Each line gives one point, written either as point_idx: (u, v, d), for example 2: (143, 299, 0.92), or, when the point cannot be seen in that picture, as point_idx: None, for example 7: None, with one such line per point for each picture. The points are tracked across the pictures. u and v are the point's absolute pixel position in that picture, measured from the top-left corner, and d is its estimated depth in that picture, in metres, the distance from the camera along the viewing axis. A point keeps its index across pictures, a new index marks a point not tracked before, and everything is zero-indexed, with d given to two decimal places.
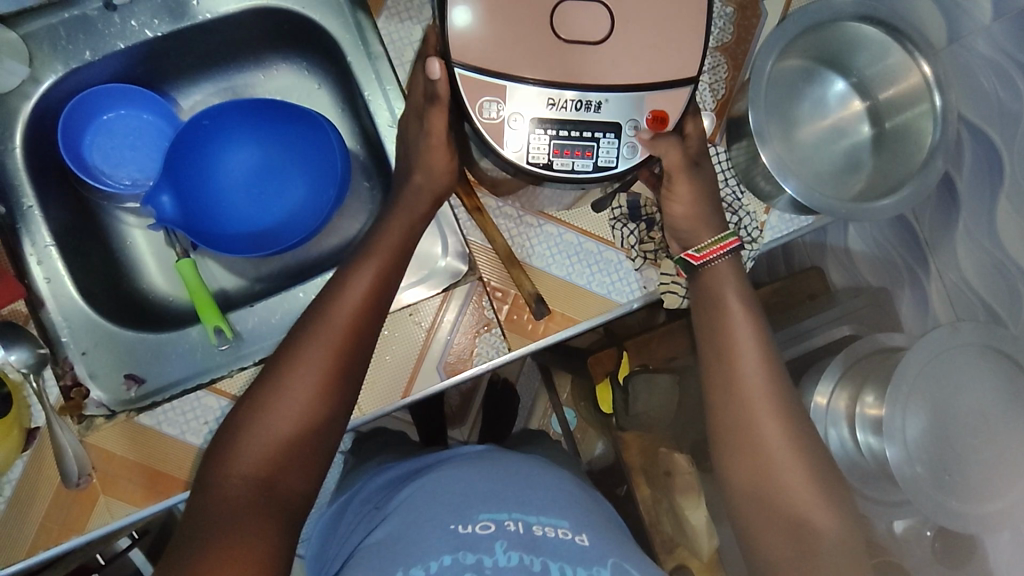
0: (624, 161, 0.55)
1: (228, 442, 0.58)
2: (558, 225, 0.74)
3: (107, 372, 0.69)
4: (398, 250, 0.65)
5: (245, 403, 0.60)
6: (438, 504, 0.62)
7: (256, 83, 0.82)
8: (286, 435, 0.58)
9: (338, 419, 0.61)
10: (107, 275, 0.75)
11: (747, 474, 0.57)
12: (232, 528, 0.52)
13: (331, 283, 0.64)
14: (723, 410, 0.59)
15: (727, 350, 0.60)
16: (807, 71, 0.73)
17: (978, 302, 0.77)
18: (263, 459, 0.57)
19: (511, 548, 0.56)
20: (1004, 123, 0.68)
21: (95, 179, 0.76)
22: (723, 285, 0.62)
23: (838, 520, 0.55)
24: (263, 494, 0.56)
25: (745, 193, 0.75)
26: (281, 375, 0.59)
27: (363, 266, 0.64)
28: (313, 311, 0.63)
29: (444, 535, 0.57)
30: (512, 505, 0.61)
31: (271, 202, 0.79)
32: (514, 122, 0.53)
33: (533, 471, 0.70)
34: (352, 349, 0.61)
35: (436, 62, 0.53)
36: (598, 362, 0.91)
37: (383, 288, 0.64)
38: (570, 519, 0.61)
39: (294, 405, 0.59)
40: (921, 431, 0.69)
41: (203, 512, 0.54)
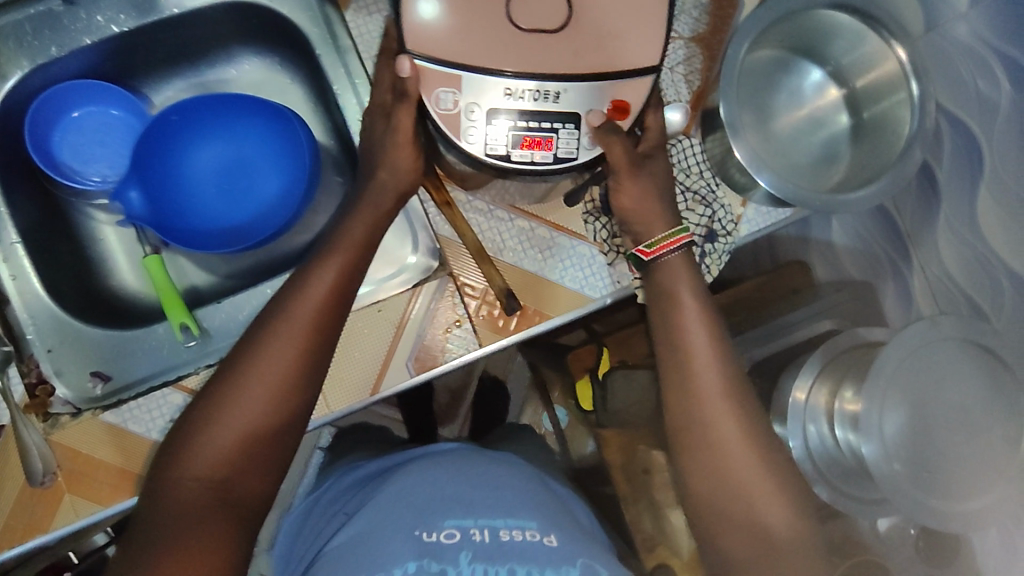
0: (585, 153, 0.53)
1: (183, 443, 0.56)
2: (529, 220, 0.73)
3: (74, 369, 0.68)
4: (361, 247, 0.64)
5: (202, 402, 0.58)
6: (403, 507, 0.61)
7: (229, 79, 0.81)
8: (245, 436, 0.56)
9: (300, 419, 0.60)
10: (76, 272, 0.74)
11: (706, 471, 0.56)
12: (187, 534, 0.51)
13: (292, 280, 0.62)
14: (685, 407, 0.58)
15: (695, 347, 0.58)
16: (782, 61, 0.72)
17: (962, 297, 0.76)
18: (220, 461, 0.55)
19: (475, 560, 0.56)
20: (982, 112, 0.66)
21: (65, 177, 0.75)
22: (676, 282, 0.61)
23: (799, 519, 0.54)
24: (219, 497, 0.54)
25: (720, 185, 0.73)
26: (241, 374, 0.58)
27: (324, 263, 0.62)
28: (274, 308, 0.61)
29: (409, 542, 0.57)
30: (479, 511, 0.61)
31: (242, 196, 0.78)
32: (471, 113, 0.52)
33: (502, 470, 0.69)
34: (315, 347, 0.60)
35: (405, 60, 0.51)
36: (577, 358, 0.95)
37: (347, 285, 0.62)
38: (539, 519, 0.61)
39: (250, 406, 0.57)
40: (899, 428, 0.67)
41: (156, 516, 0.53)
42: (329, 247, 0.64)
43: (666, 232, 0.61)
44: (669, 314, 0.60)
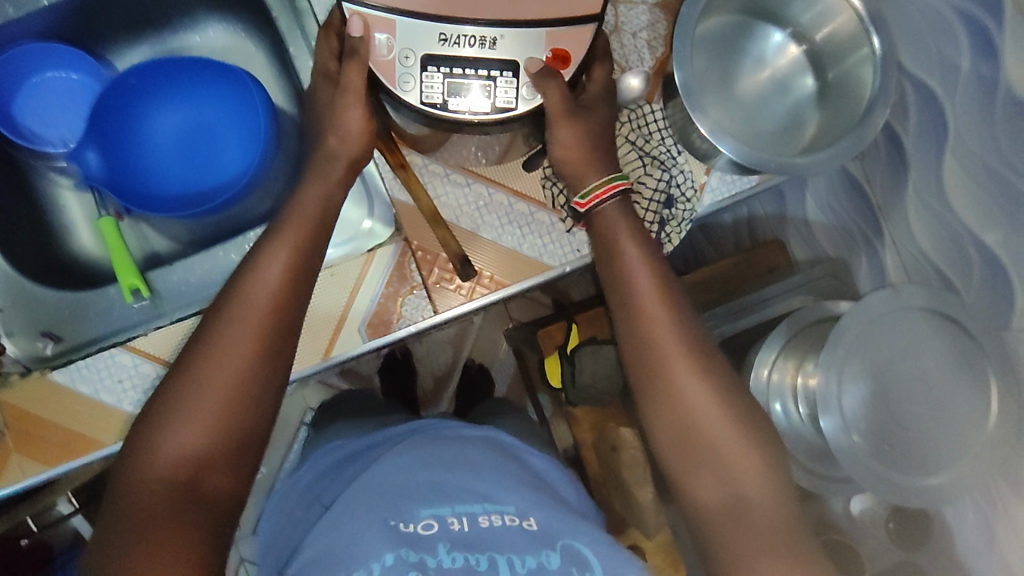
0: (524, 102, 0.53)
1: (142, 441, 0.51)
2: (487, 185, 0.72)
3: (24, 330, 0.68)
4: (320, 219, 0.59)
5: (159, 394, 0.53)
6: (374, 493, 0.56)
7: (193, 45, 0.81)
8: (207, 430, 0.51)
9: (267, 408, 0.54)
10: (36, 237, 0.75)
11: (668, 428, 0.55)
12: (150, 546, 0.45)
13: (249, 256, 0.57)
14: (638, 366, 0.56)
15: (648, 311, 0.55)
16: (740, 25, 0.71)
17: (932, 269, 0.73)
18: (183, 459, 0.50)
19: (454, 550, 0.52)
20: (945, 73, 0.64)
21: (26, 139, 0.75)
22: (616, 227, 0.58)
23: (754, 470, 0.52)
24: (186, 500, 0.49)
25: (682, 152, 0.71)
26: (197, 362, 0.52)
27: (283, 233, 0.58)
28: (228, 289, 0.56)
29: (383, 531, 0.52)
30: (454, 497, 0.57)
31: (203, 164, 0.78)
32: (406, 59, 0.52)
33: (476, 451, 0.63)
34: (278, 328, 0.55)
35: (356, 19, 0.51)
36: (547, 335, 0.92)
37: (307, 257, 0.58)
38: (518, 501, 0.57)
39: (213, 394, 0.52)
40: (860, 401, 0.65)
41: (114, 526, 0.47)
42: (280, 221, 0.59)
43: (597, 180, 0.57)
44: (624, 265, 0.56)
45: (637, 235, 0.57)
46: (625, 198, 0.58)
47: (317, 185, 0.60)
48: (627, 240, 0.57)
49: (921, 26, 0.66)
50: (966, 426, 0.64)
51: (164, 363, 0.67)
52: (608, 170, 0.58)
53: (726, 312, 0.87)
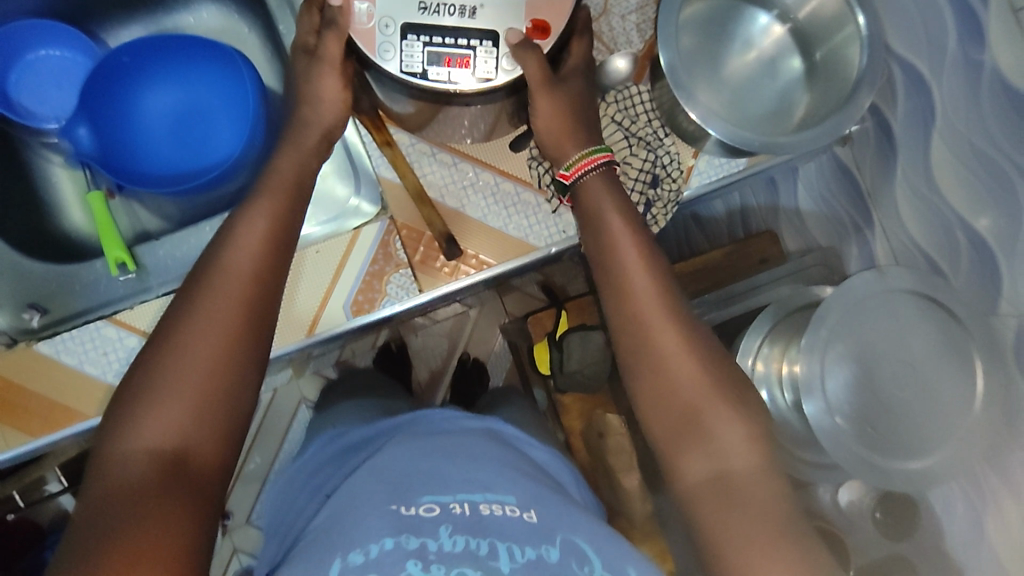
0: (504, 73, 0.53)
1: (122, 416, 0.49)
2: (474, 165, 0.72)
3: (10, 301, 0.69)
4: (296, 187, 0.59)
5: (138, 370, 0.51)
6: (377, 486, 0.56)
7: (186, 26, 0.82)
8: (191, 402, 0.50)
9: (250, 379, 0.53)
10: (27, 213, 0.76)
11: (650, 403, 0.54)
12: (137, 519, 0.44)
13: (223, 227, 0.57)
14: (626, 339, 0.55)
15: (631, 288, 0.55)
16: (726, 7, 0.71)
17: (921, 255, 0.73)
18: (168, 432, 0.49)
19: (456, 533, 0.51)
20: (931, 53, 0.64)
21: (20, 115, 0.76)
22: (598, 200, 0.58)
23: (738, 436, 0.51)
24: (172, 473, 0.47)
25: (668, 135, 0.71)
26: (177, 333, 0.51)
27: (260, 205, 0.57)
28: (204, 263, 0.55)
29: (383, 517, 0.52)
30: (456, 487, 0.56)
31: (195, 143, 0.79)
32: (386, 27, 0.52)
33: (477, 445, 0.63)
34: (260, 299, 0.54)
35: None
36: (538, 322, 0.92)
37: (287, 230, 0.57)
38: (518, 494, 0.56)
39: (196, 366, 0.50)
40: (843, 384, 0.64)
41: (97, 503, 0.45)
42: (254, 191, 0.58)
43: (579, 152, 0.59)
44: (613, 245, 0.56)
45: (622, 205, 0.57)
46: (607, 171, 0.59)
47: (293, 152, 0.60)
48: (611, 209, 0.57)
49: (907, 7, 0.66)
50: (950, 409, 0.64)
51: (142, 334, 0.67)
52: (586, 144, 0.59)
53: (715, 300, 0.87)
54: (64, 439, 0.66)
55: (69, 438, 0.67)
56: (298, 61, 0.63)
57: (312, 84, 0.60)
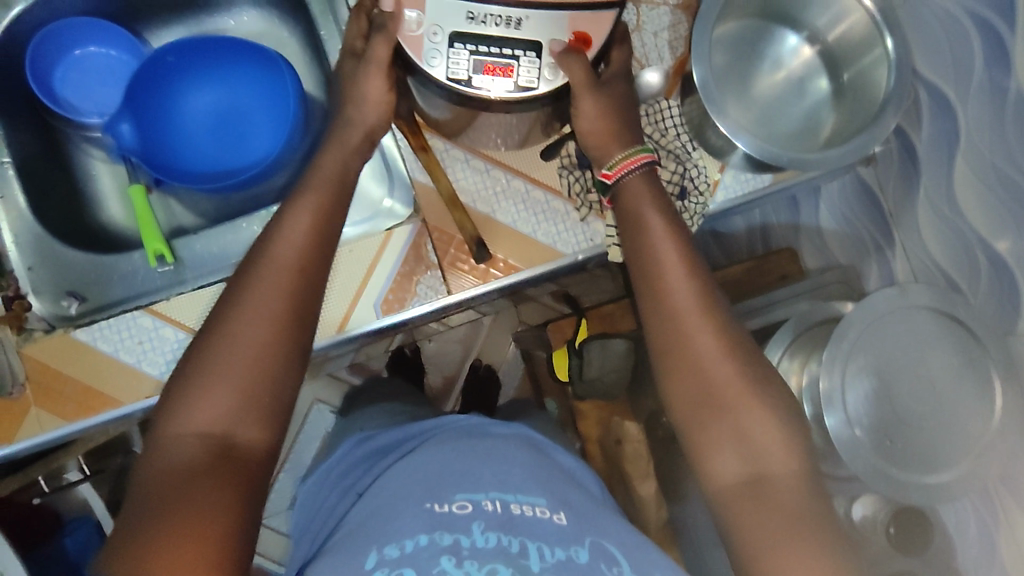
0: (546, 83, 0.55)
1: (175, 398, 0.54)
2: (506, 171, 0.74)
3: (50, 288, 0.70)
4: (338, 189, 0.61)
5: (191, 357, 0.55)
6: (412, 484, 0.58)
7: (228, 28, 0.84)
8: (239, 388, 0.54)
9: (295, 367, 0.56)
10: (67, 203, 0.77)
11: (685, 407, 0.55)
12: (188, 498, 0.48)
13: (271, 225, 0.59)
14: (659, 344, 0.56)
15: (664, 296, 0.56)
16: (758, 28, 0.73)
17: (942, 275, 0.74)
18: (218, 415, 0.53)
19: (488, 529, 0.53)
20: (957, 77, 0.65)
21: (64, 109, 0.79)
22: (639, 200, 0.59)
23: (772, 441, 0.53)
24: (220, 454, 0.52)
25: (697, 149, 0.73)
26: (226, 322, 0.55)
27: (304, 206, 0.60)
28: (253, 255, 0.58)
29: (420, 515, 0.54)
30: (489, 485, 0.58)
31: (233, 143, 0.81)
32: (434, 35, 0.54)
33: (511, 447, 0.65)
34: (304, 296, 0.57)
35: None
36: (558, 329, 0.92)
37: (329, 227, 0.60)
38: (548, 497, 0.58)
39: (243, 358, 0.54)
40: (863, 398, 0.66)
41: (152, 478, 0.50)
42: (300, 189, 0.61)
43: (622, 152, 0.60)
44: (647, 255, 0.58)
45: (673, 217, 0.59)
46: (648, 171, 0.60)
47: (336, 152, 0.62)
48: (654, 221, 0.58)
49: (936, 29, 0.66)
50: (969, 427, 0.65)
51: (190, 331, 0.68)
52: (628, 146, 0.60)
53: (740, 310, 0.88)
54: (98, 426, 0.68)
55: (103, 425, 0.68)
56: (344, 66, 0.65)
57: (357, 86, 0.62)
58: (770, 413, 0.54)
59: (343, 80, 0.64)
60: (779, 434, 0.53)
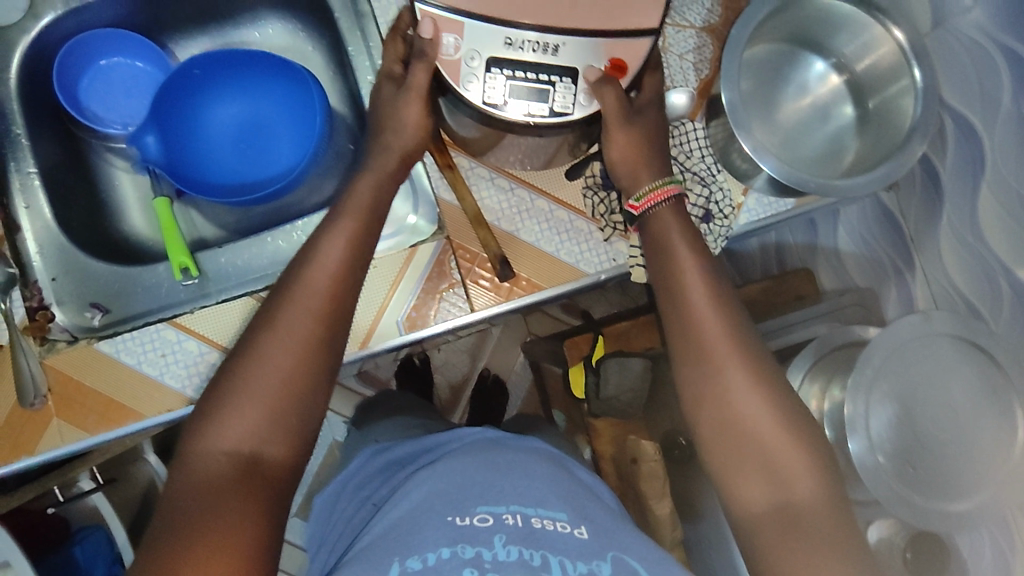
0: (581, 109, 0.55)
1: (206, 414, 0.54)
2: (530, 190, 0.74)
3: (73, 300, 0.70)
4: (371, 211, 0.62)
5: (223, 373, 0.56)
6: (432, 494, 0.58)
7: (252, 41, 0.84)
8: (269, 406, 0.54)
9: (323, 387, 0.57)
10: (90, 213, 0.77)
11: (713, 431, 0.55)
12: (216, 512, 0.48)
13: (306, 246, 0.61)
14: (690, 371, 0.57)
15: (691, 321, 0.57)
16: (784, 53, 0.74)
17: (963, 302, 0.73)
18: (246, 432, 0.53)
19: (511, 542, 0.53)
20: (985, 108, 0.65)
21: (88, 120, 0.78)
22: (668, 230, 0.60)
23: (798, 469, 0.53)
24: (248, 470, 0.52)
25: (721, 171, 0.74)
26: (258, 340, 0.55)
27: (338, 227, 0.61)
28: (287, 277, 0.59)
29: (441, 527, 0.54)
30: (510, 498, 0.58)
31: (258, 156, 0.82)
32: (471, 60, 0.55)
33: (532, 460, 0.65)
34: (335, 316, 0.58)
35: (427, 23, 0.54)
36: (575, 345, 0.93)
37: (362, 248, 0.61)
38: (569, 511, 0.58)
39: (273, 375, 0.54)
40: (887, 423, 0.66)
41: (180, 493, 0.50)
42: (336, 211, 0.62)
43: (649, 183, 0.61)
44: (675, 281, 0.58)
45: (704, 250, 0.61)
46: (678, 203, 0.61)
47: (373, 175, 0.63)
48: (680, 246, 0.59)
49: (964, 58, 0.67)
50: (992, 456, 0.65)
51: (223, 350, 0.68)
52: (658, 174, 0.62)
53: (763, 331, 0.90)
54: (120, 439, 0.67)
55: (124, 438, 0.68)
56: (378, 87, 0.65)
57: (396, 111, 0.62)
58: (798, 443, 0.54)
59: (379, 101, 0.64)
60: (808, 462, 0.53)
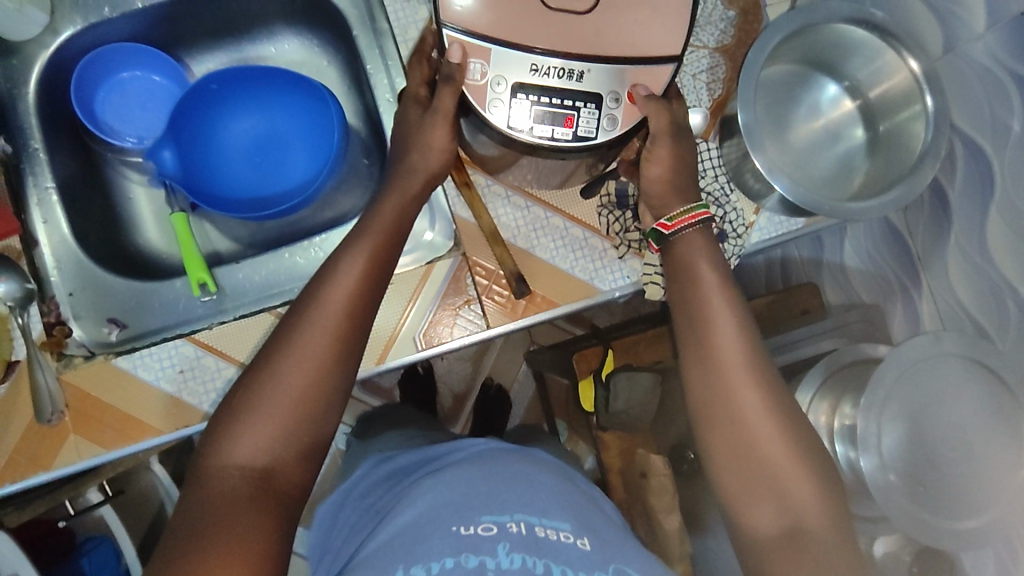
0: (603, 133, 0.57)
1: (221, 428, 0.55)
2: (545, 208, 0.74)
3: (90, 315, 0.71)
4: (391, 234, 0.63)
5: (238, 388, 0.56)
6: (437, 503, 0.57)
7: (268, 55, 0.85)
8: (283, 423, 0.54)
9: (337, 405, 0.57)
10: (105, 227, 0.77)
11: (729, 453, 0.56)
12: (229, 525, 0.49)
13: (326, 265, 0.61)
14: (708, 396, 0.57)
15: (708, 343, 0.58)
16: (798, 76, 0.75)
17: (969, 320, 0.74)
18: (260, 449, 0.53)
19: (514, 550, 0.53)
20: (995, 133, 0.67)
21: (104, 133, 0.79)
22: (695, 254, 0.63)
23: (813, 493, 0.54)
24: (262, 487, 0.52)
25: (734, 190, 0.74)
26: (275, 357, 0.56)
27: (356, 247, 0.62)
28: (304, 295, 0.60)
29: (445, 537, 0.54)
30: (515, 507, 0.58)
31: (272, 171, 0.82)
32: (497, 85, 0.57)
33: (537, 471, 0.64)
34: (350, 335, 0.58)
35: (456, 50, 0.56)
36: (583, 359, 0.92)
37: (382, 270, 0.62)
38: (572, 522, 0.58)
39: (288, 393, 0.55)
40: (897, 441, 0.68)
41: (194, 507, 0.51)
42: (357, 232, 0.63)
43: (682, 207, 0.64)
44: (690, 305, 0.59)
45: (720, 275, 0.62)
46: (705, 228, 0.64)
47: (396, 198, 0.64)
48: (704, 269, 0.61)
49: (973, 84, 0.68)
50: (1005, 476, 0.65)
51: (239, 365, 0.68)
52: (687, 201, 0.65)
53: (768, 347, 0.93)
54: (135, 454, 0.67)
55: (140, 454, 0.67)
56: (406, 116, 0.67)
57: (422, 135, 0.64)
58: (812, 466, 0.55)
59: (404, 125, 0.66)
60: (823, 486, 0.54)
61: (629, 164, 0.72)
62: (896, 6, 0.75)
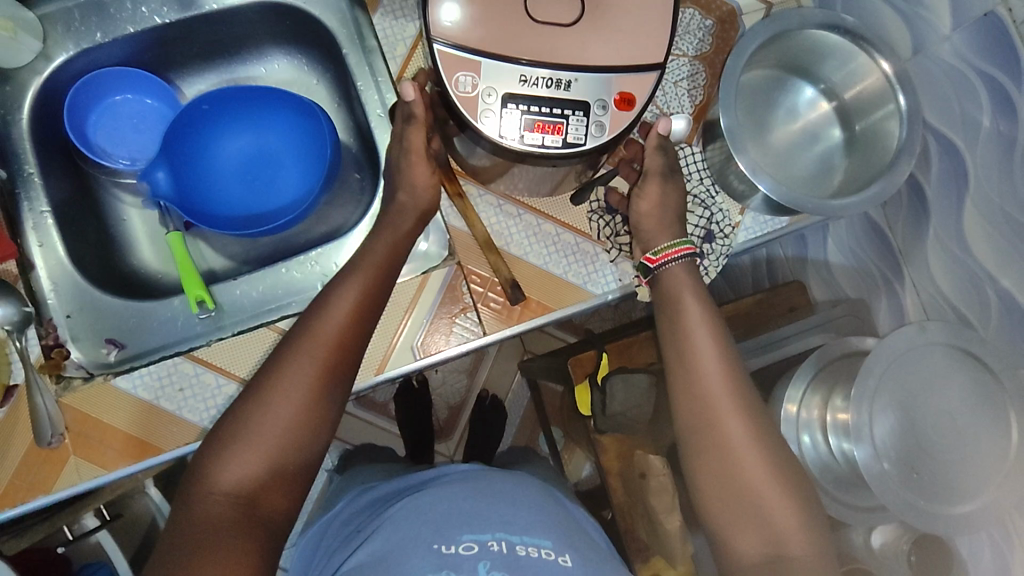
0: (592, 139, 0.59)
1: (208, 455, 0.56)
2: (537, 216, 0.75)
3: (89, 336, 0.71)
4: (383, 267, 0.64)
5: (228, 416, 0.57)
6: (418, 523, 0.58)
7: (258, 75, 0.86)
8: (269, 451, 0.55)
9: (323, 434, 0.58)
10: (99, 250, 0.78)
11: None
12: (211, 549, 0.50)
13: (319, 297, 0.63)
14: None
15: None
16: (775, 79, 0.78)
17: (952, 310, 0.76)
18: (245, 476, 0.54)
19: (493, 569, 0.54)
20: (966, 129, 0.69)
21: (96, 155, 0.80)
22: (680, 288, 0.67)
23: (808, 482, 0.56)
24: (246, 512, 0.54)
25: (719, 192, 0.76)
26: (265, 386, 0.57)
27: (349, 279, 0.63)
28: (297, 327, 0.61)
29: (426, 556, 0.54)
30: (495, 526, 0.58)
31: (265, 188, 0.83)
32: (488, 96, 0.58)
33: (520, 490, 0.65)
34: (339, 366, 0.59)
35: (409, 87, 0.64)
36: (579, 363, 0.96)
37: (373, 301, 0.63)
38: (553, 539, 0.59)
39: (276, 422, 0.56)
40: (890, 430, 0.69)
41: (180, 531, 0.52)
42: (351, 264, 0.65)
43: (669, 241, 0.69)
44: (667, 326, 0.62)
45: None
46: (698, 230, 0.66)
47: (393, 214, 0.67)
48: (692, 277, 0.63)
49: (943, 84, 0.71)
50: (993, 461, 0.68)
51: (241, 381, 0.69)
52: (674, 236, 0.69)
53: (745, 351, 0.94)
54: (134, 474, 0.67)
55: (139, 473, 0.67)
56: (398, 133, 0.68)
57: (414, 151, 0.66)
58: None
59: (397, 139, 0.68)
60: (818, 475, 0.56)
61: (630, 167, 0.74)
62: (865, 10, 0.78)
